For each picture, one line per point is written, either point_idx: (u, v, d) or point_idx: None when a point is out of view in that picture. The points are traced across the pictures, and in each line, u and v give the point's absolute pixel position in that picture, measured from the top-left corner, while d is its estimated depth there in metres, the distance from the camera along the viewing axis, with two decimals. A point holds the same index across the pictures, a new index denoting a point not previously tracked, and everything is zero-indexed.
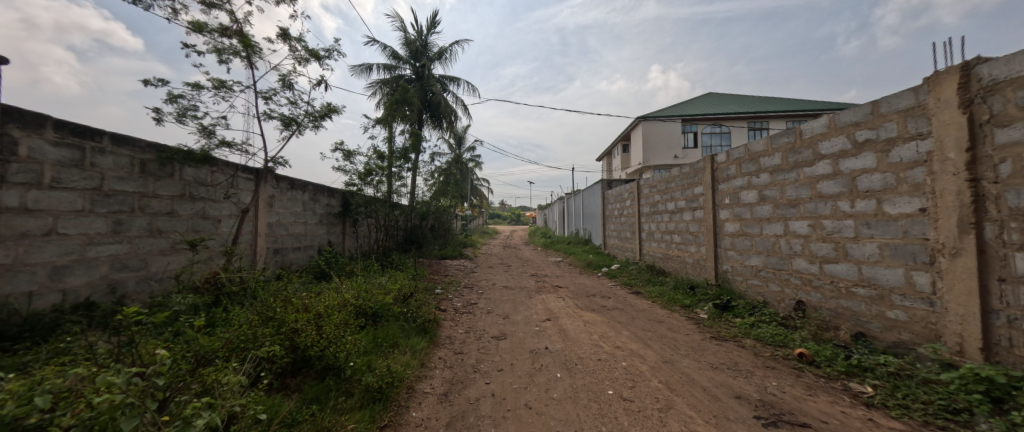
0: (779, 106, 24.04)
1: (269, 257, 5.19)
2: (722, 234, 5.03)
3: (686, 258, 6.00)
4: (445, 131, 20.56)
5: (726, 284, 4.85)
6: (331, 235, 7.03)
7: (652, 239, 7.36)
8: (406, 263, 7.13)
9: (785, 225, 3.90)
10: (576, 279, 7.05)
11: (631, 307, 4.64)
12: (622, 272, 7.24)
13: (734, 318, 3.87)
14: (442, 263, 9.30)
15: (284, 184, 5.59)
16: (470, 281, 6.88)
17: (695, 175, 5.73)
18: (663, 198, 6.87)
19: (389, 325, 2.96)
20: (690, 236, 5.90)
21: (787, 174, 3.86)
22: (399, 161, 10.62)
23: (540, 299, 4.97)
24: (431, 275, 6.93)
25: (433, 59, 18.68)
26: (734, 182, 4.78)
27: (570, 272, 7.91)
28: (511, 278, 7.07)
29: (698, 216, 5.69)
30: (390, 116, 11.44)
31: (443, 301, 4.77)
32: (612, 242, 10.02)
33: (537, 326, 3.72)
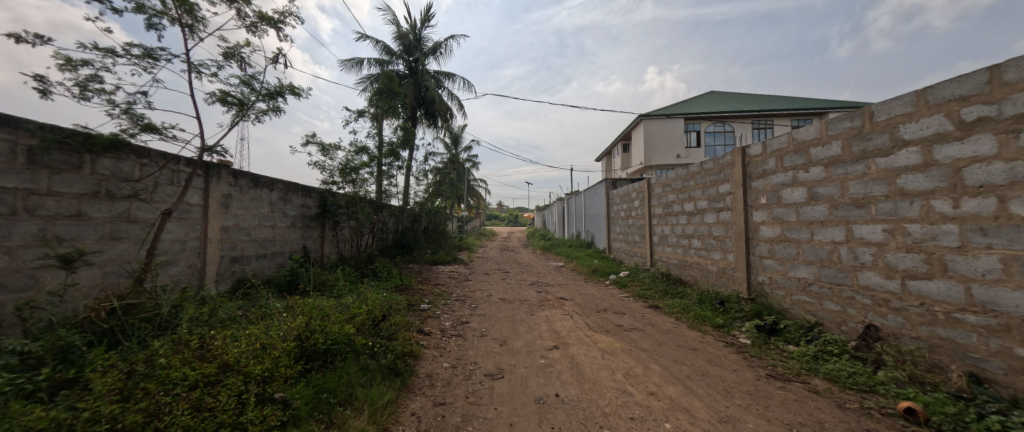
0: (784, 105, 23.44)
1: (223, 267, 4.39)
2: (757, 239, 4.29)
3: (709, 266, 5.26)
4: (441, 130, 19.79)
5: (763, 299, 4.11)
6: (305, 239, 6.23)
7: (666, 244, 6.61)
8: (391, 272, 6.34)
9: (847, 230, 3.15)
10: (582, 289, 6.27)
11: (653, 327, 3.89)
12: (633, 281, 6.47)
13: (787, 345, 3.11)
14: (434, 270, 8.51)
15: (245, 181, 4.80)
16: (463, 291, 6.11)
17: (719, 172, 4.99)
18: (680, 198, 6.13)
19: (344, 367, 2.19)
20: (713, 242, 5.17)
21: (850, 167, 3.12)
22: (388, 159, 9.82)
23: (543, 317, 4.21)
24: (419, 285, 6.14)
25: (427, 55, 17.95)
26: (772, 179, 4.04)
27: (574, 281, 7.13)
28: (509, 287, 6.29)
29: (724, 218, 4.95)
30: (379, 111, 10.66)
31: (428, 320, 3.99)
32: (619, 246, 9.27)
33: (541, 357, 2.96)
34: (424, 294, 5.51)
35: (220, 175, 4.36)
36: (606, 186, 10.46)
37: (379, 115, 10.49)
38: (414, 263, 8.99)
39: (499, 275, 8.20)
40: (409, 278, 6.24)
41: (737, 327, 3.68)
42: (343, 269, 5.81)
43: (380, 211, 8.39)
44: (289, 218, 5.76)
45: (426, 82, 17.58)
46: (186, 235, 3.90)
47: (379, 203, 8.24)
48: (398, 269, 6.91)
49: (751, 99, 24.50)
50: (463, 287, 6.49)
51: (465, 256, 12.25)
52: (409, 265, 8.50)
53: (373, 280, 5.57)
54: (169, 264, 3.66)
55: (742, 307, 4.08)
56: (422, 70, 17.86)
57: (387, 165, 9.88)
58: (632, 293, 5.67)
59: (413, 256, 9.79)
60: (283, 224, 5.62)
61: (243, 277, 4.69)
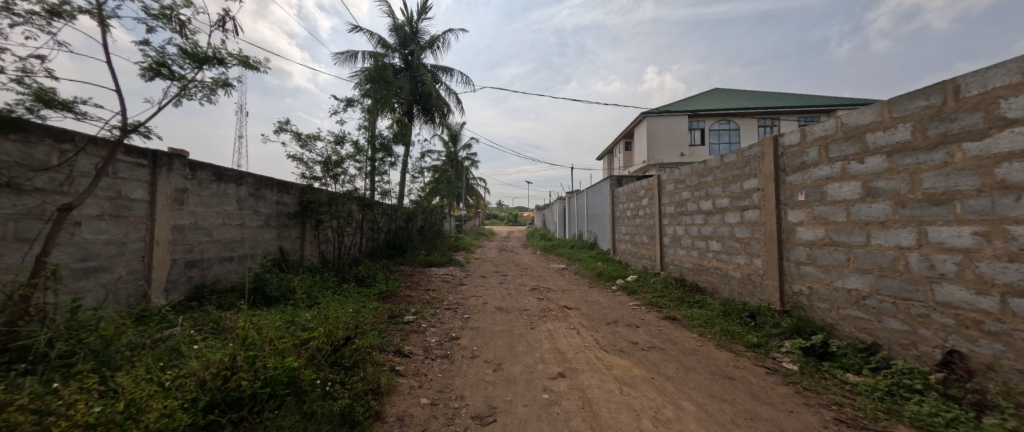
0: (791, 102, 22.85)
1: (175, 273, 3.81)
2: (793, 242, 3.70)
3: (731, 272, 4.68)
4: (438, 127, 19.20)
5: (801, 313, 3.53)
6: (281, 239, 5.63)
7: (679, 247, 6.02)
8: (376, 277, 5.74)
9: (919, 233, 2.57)
10: (587, 296, 5.67)
11: (674, 346, 3.30)
12: (644, 287, 5.85)
13: (845, 374, 2.53)
14: (426, 273, 7.91)
15: (206, 174, 4.21)
16: (456, 298, 5.52)
17: (745, 165, 4.40)
18: (696, 196, 5.54)
19: (275, 420, 1.60)
20: (736, 244, 4.58)
21: (924, 155, 2.54)
22: (380, 154, 9.22)
23: (545, 333, 3.63)
24: (407, 291, 5.55)
25: (425, 48, 17.34)
26: (814, 172, 3.45)
27: (578, 286, 6.52)
28: (507, 294, 5.70)
29: (749, 218, 4.36)
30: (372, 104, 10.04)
31: (410, 337, 3.39)
32: (624, 247, 8.69)
33: (544, 391, 2.38)
34: (411, 302, 4.92)
35: (172, 166, 3.78)
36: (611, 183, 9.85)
37: (371, 108, 9.87)
38: (406, 266, 8.37)
39: (496, 278, 7.60)
40: (395, 284, 5.64)
41: (775, 348, 3.09)
42: (321, 274, 5.22)
43: (369, 209, 7.78)
44: (261, 216, 5.16)
45: (423, 77, 16.97)
46: (126, 235, 3.32)
47: (367, 200, 7.63)
48: (385, 273, 6.31)
49: (756, 97, 23.91)
50: (455, 293, 5.89)
51: (461, 257, 11.64)
52: (399, 268, 7.89)
53: (354, 287, 4.98)
54: (100, 270, 3.08)
55: (777, 322, 3.50)
56: (419, 64, 17.25)
57: (379, 161, 9.27)
58: (644, 302, 5.08)
59: (406, 258, 9.19)
60: (254, 223, 5.02)
61: (201, 284, 4.10)
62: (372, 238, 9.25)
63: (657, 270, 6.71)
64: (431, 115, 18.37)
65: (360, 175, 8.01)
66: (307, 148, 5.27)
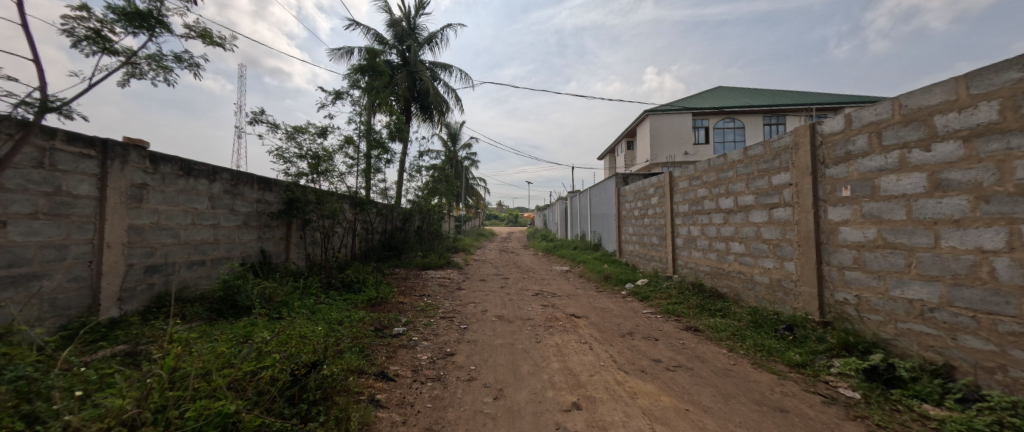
0: (796, 99, 22.41)
1: (132, 279, 3.35)
2: (834, 245, 3.24)
3: (757, 277, 4.22)
4: (437, 125, 18.77)
5: (847, 325, 3.08)
6: (263, 241, 5.17)
7: (695, 248, 5.57)
8: (366, 281, 5.29)
9: (1010, 233, 2.09)
10: (596, 302, 5.20)
11: (703, 364, 2.85)
12: (657, 292, 5.38)
13: (922, 405, 2.08)
14: (421, 276, 7.43)
15: (171, 169, 3.76)
16: (453, 305, 5.07)
17: (774, 158, 3.95)
18: (714, 193, 5.09)
19: None
20: (764, 246, 4.13)
21: (1017, 139, 2.07)
22: (375, 151, 8.78)
23: (553, 347, 3.18)
24: (400, 297, 5.09)
25: (423, 44, 16.91)
26: (862, 163, 2.99)
27: (585, 291, 6.05)
28: (508, 300, 5.25)
29: (779, 217, 3.91)
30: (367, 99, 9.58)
31: (397, 355, 2.92)
32: (632, 249, 8.24)
33: (557, 429, 1.91)
34: (402, 310, 4.45)
35: (128, 158, 3.32)
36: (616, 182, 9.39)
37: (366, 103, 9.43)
38: (400, 269, 7.89)
39: (496, 282, 7.14)
40: (387, 290, 5.18)
41: (825, 369, 2.63)
42: (304, 278, 4.76)
43: (361, 209, 7.32)
44: (238, 216, 4.70)
45: (421, 73, 16.54)
46: (67, 237, 2.86)
47: (359, 200, 7.18)
48: (376, 277, 5.85)
49: (761, 94, 23.47)
50: (452, 298, 5.43)
51: (460, 259, 11.17)
52: (393, 271, 7.42)
53: (340, 294, 4.53)
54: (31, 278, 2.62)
55: (820, 335, 3.04)
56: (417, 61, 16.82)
57: (374, 158, 8.83)
58: (660, 309, 4.62)
59: (401, 260, 8.73)
60: (230, 223, 4.56)
61: (165, 292, 3.65)
62: (366, 240, 8.78)
63: (669, 273, 6.26)
64: (430, 113, 17.92)
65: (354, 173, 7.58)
66: (289, 141, 4.82)
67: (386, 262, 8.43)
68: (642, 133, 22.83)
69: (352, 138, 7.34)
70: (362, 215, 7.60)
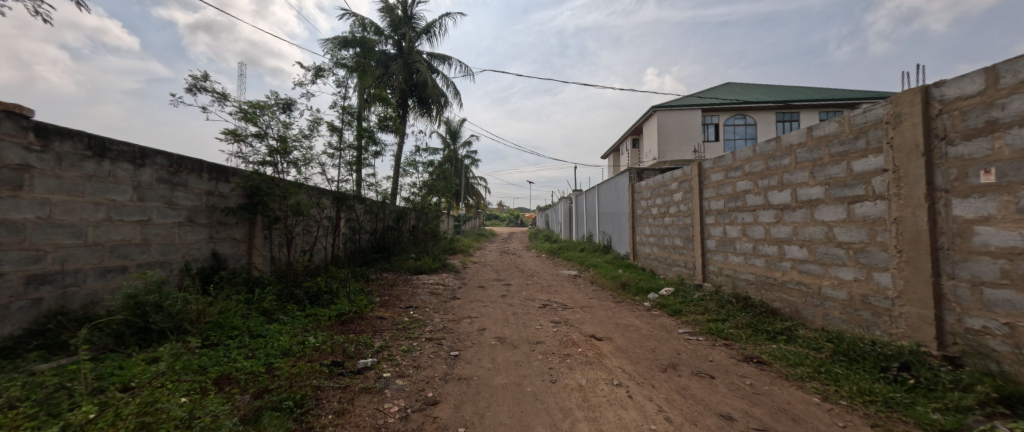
0: (810, 95, 21.51)
1: (2, 295, 2.46)
2: (965, 251, 2.34)
3: (830, 291, 3.31)
4: (434, 121, 17.88)
5: (993, 366, 2.18)
6: (214, 241, 4.27)
7: (734, 252, 4.67)
8: (341, 291, 4.39)
9: None
10: (616, 318, 4.30)
11: (796, 424, 1.96)
12: (690, 306, 4.46)
13: None
14: (412, 282, 6.53)
15: (71, 147, 2.87)
16: (444, 320, 4.18)
17: (858, 137, 3.04)
18: (761, 186, 4.19)
19: None
20: (840, 252, 3.22)
21: None
22: (364, 142, 7.87)
23: (574, 393, 2.28)
24: (379, 311, 4.19)
25: (420, 34, 16.02)
26: (1019, 135, 2.10)
27: (600, 303, 5.13)
28: (511, 314, 4.36)
29: (864, 213, 3.01)
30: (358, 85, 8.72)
31: (354, 408, 2.03)
32: (649, 252, 7.34)
33: None
34: (379, 329, 3.55)
35: None
36: (631, 177, 8.47)
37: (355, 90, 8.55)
38: (388, 274, 6.99)
39: (496, 289, 6.24)
40: (365, 302, 4.28)
41: None
42: (261, 288, 3.88)
43: (343, 205, 6.42)
44: (179, 210, 3.81)
45: (418, 65, 15.63)
46: None
47: (340, 195, 6.27)
48: (355, 285, 4.94)
49: (773, 90, 22.58)
50: (444, 311, 4.54)
51: (457, 261, 10.29)
52: (380, 277, 6.53)
53: (303, 309, 3.64)
54: None
55: (958, 380, 2.14)
56: (413, 52, 15.92)
57: (363, 151, 7.91)
58: (700, 329, 3.71)
59: (390, 263, 7.83)
60: (166, 220, 3.67)
61: (59, 309, 2.76)
62: (351, 241, 7.87)
63: (698, 281, 5.36)
64: (427, 107, 17.02)
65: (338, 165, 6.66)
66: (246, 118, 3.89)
67: (373, 265, 7.52)
68: (649, 129, 21.91)
69: (335, 125, 6.42)
70: (345, 212, 6.69)
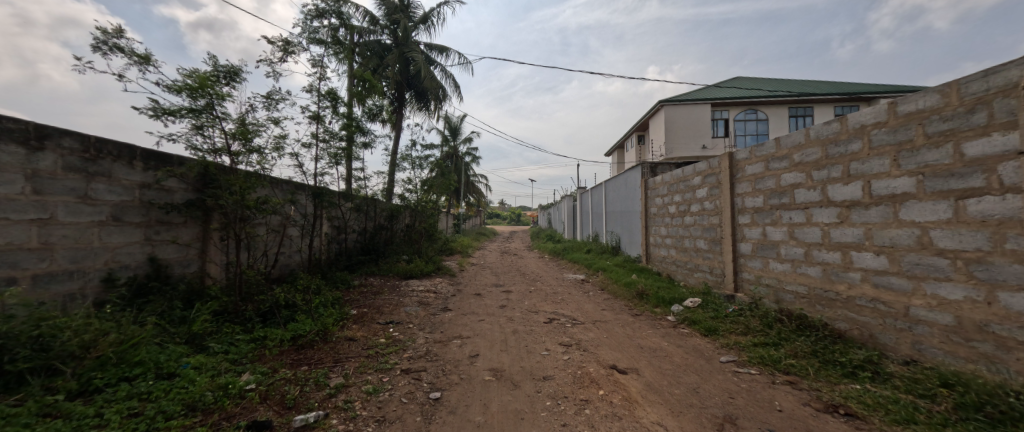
0: (824, 89, 20.64)
1: None
2: None
3: (926, 313, 2.54)
4: (433, 115, 17.12)
5: None
6: (151, 244, 3.52)
7: (778, 259, 3.90)
8: (305, 304, 3.64)
9: None
10: (637, 339, 3.53)
11: None
12: (728, 323, 3.68)
13: None
14: (399, 289, 5.80)
15: None
16: (429, 339, 3.44)
17: (976, 111, 2.26)
18: (818, 178, 3.41)
19: None
20: (942, 262, 2.45)
21: None
22: (351, 133, 7.12)
23: None
24: (351, 329, 3.44)
25: (416, 23, 15.26)
26: None
27: (614, 316, 4.37)
28: (510, 332, 3.61)
29: (982, 213, 2.24)
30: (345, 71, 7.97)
31: None
32: (667, 255, 6.57)
33: None
34: (343, 357, 2.79)
35: None
36: (644, 171, 7.70)
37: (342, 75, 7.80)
38: (374, 280, 6.24)
39: (495, 297, 5.51)
40: (333, 317, 3.53)
41: None
42: (201, 303, 3.13)
43: (321, 202, 5.66)
44: (98, 206, 3.07)
45: (414, 56, 14.86)
46: None
47: (316, 190, 5.52)
48: (327, 295, 4.20)
49: (784, 84, 21.71)
50: (430, 328, 3.79)
51: (454, 263, 9.56)
52: (363, 283, 5.79)
53: (249, 331, 2.89)
54: None
55: None
56: (410, 42, 15.15)
57: (349, 143, 7.15)
58: (748, 356, 2.94)
59: (379, 266, 7.09)
60: (78, 218, 2.93)
61: None
62: (334, 242, 7.11)
63: (729, 291, 4.59)
64: (425, 101, 16.24)
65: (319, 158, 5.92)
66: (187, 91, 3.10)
67: (358, 269, 6.76)
68: (656, 125, 21.09)
69: (313, 112, 5.67)
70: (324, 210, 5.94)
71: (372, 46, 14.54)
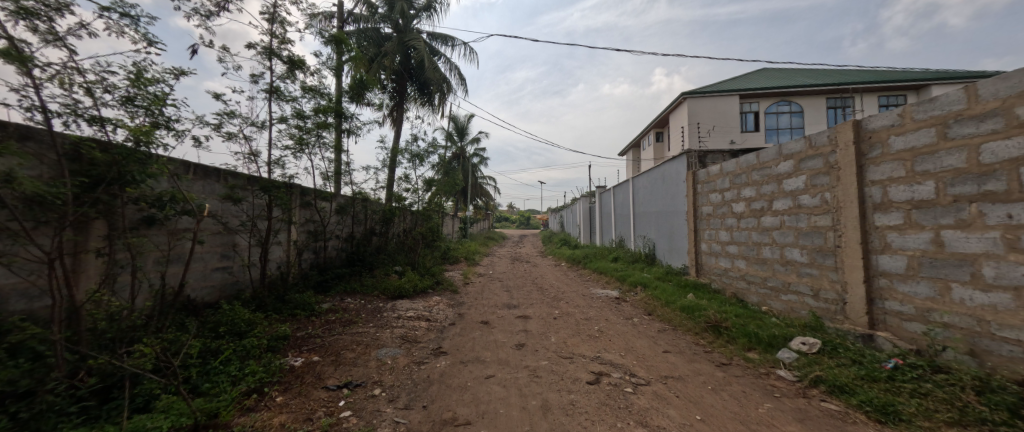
0: (865, 78, 18.80)
1: None
2: None
3: None
4: (437, 111, 15.83)
5: None
6: None
7: (981, 285, 2.35)
8: (200, 364, 2.22)
9: None
10: (758, 426, 2.04)
11: None
12: (911, 398, 2.14)
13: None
14: (381, 314, 4.39)
15: None
16: (399, 426, 2.00)
17: None
18: None
19: None
20: None
21: None
22: (329, 117, 5.80)
23: None
24: (266, 413, 2.01)
25: (419, 11, 14.01)
26: None
27: (690, 369, 2.87)
28: (538, 411, 2.16)
29: None
30: (335, 49, 6.64)
31: None
32: (731, 268, 5.03)
33: None
34: None
35: None
36: (690, 161, 6.22)
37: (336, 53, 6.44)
38: (350, 301, 4.84)
39: (508, 328, 4.05)
40: (236, 390, 2.10)
41: None
42: None
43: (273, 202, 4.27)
44: None
45: (415, 45, 13.62)
46: None
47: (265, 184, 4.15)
48: (254, 340, 2.78)
49: (817, 73, 19.95)
50: (405, 396, 2.35)
51: (458, 275, 8.16)
52: (332, 307, 4.39)
53: None
54: None
55: None
56: (411, 31, 13.92)
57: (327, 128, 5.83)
58: None
59: (362, 281, 5.72)
60: None
61: None
62: (307, 251, 5.75)
63: (862, 329, 3.07)
64: (428, 95, 14.96)
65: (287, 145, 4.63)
66: None
67: (334, 286, 5.38)
68: (678, 120, 19.47)
69: (273, 84, 4.35)
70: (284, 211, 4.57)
71: (369, 35, 13.33)
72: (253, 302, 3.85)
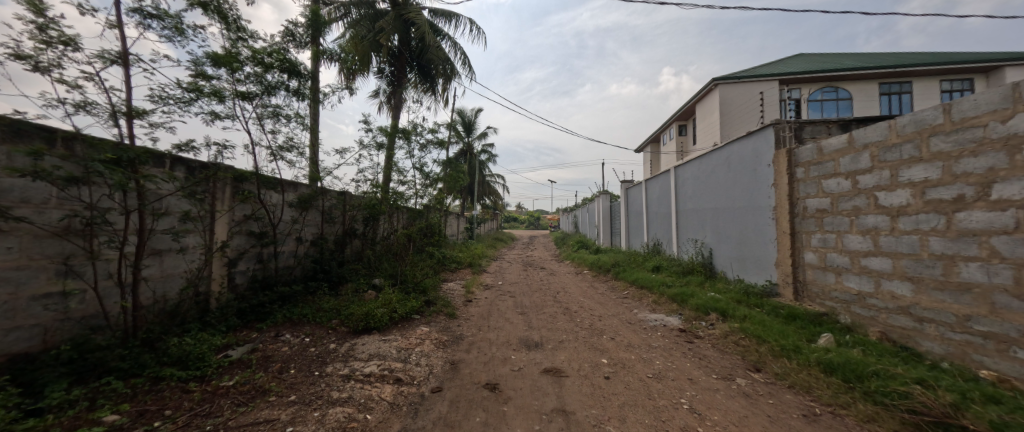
0: (924, 60, 16.60)
1: None
2: None
3: None
4: (440, 99, 14.20)
5: None
6: None
7: None
8: None
9: None
10: None
11: None
12: None
13: None
14: (321, 368, 2.69)
15: None
16: None
17: None
18: None
19: None
20: None
21: None
22: (274, 74, 4.18)
23: None
24: None
25: None
26: None
27: None
28: None
29: None
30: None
31: None
32: (877, 294, 3.23)
33: None
34: None
35: None
36: (776, 135, 4.44)
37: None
38: (287, 342, 3.15)
39: (532, 404, 2.31)
40: None
41: None
42: None
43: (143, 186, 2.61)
44: None
45: (416, 23, 12.02)
46: None
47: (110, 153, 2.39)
48: None
49: (866, 57, 17.79)
50: None
51: (459, 288, 6.46)
52: (245, 356, 2.70)
53: None
54: None
55: None
56: (411, 6, 12.30)
57: (272, 89, 4.22)
58: None
59: (319, 302, 4.04)
60: None
61: None
62: (243, 260, 4.11)
63: None
64: (430, 81, 13.32)
65: (185, 101, 3.04)
66: None
67: (274, 311, 3.72)
68: (707, 110, 17.54)
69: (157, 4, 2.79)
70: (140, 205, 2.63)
71: (363, 11, 11.76)
72: (84, 360, 2.18)
